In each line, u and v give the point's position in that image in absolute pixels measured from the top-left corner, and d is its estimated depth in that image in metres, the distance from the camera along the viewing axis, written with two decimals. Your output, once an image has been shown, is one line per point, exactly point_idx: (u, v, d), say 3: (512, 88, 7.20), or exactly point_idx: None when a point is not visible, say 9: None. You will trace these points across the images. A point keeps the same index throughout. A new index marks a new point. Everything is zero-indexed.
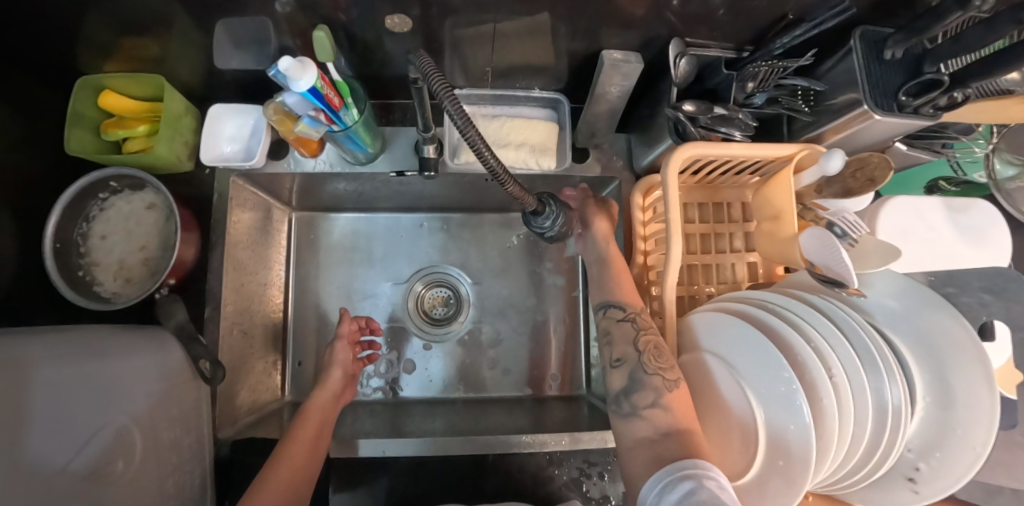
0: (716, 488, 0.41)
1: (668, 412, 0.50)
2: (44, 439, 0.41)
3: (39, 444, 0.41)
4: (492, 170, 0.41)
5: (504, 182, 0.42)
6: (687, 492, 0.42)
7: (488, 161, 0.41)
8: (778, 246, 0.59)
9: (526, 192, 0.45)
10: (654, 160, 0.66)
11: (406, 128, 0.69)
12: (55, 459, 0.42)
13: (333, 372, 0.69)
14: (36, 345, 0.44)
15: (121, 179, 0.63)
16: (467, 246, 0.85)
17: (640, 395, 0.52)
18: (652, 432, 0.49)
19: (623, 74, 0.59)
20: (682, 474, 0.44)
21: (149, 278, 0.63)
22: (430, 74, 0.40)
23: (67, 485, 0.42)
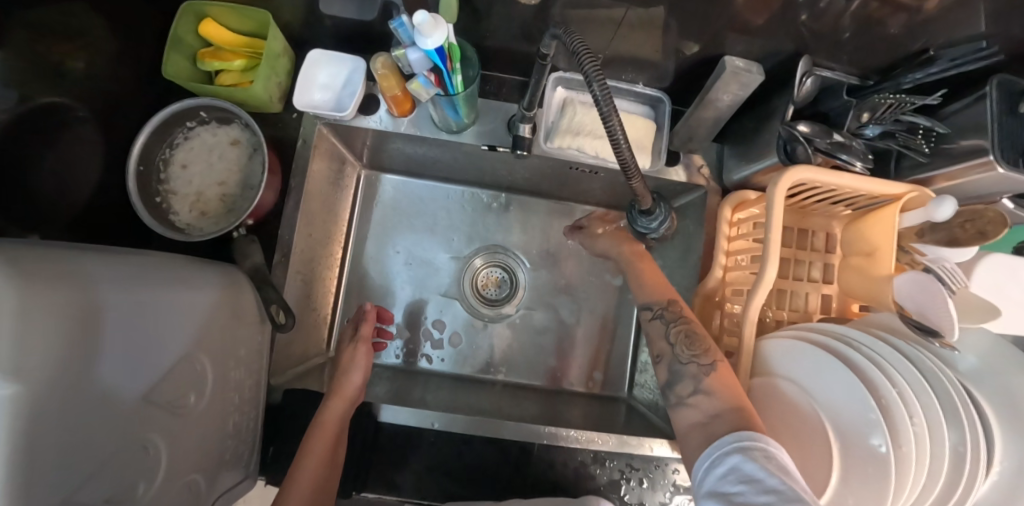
0: (764, 460, 0.40)
1: (711, 396, 0.49)
2: (134, 363, 0.39)
3: (129, 368, 0.38)
4: (624, 165, 0.41)
5: (633, 177, 0.42)
6: (732, 466, 0.41)
7: (624, 155, 0.40)
8: (867, 284, 0.58)
9: (646, 190, 0.44)
10: (747, 177, 0.64)
11: (504, 104, 0.68)
12: (140, 386, 0.39)
13: (351, 377, 0.63)
14: (137, 265, 0.43)
15: (211, 111, 0.62)
16: (530, 231, 0.84)
17: (681, 385, 0.53)
18: (701, 416, 0.48)
19: (741, 83, 0.56)
20: (728, 448, 0.42)
21: (224, 214, 0.62)
22: (581, 50, 0.39)
23: (151, 416, 0.40)
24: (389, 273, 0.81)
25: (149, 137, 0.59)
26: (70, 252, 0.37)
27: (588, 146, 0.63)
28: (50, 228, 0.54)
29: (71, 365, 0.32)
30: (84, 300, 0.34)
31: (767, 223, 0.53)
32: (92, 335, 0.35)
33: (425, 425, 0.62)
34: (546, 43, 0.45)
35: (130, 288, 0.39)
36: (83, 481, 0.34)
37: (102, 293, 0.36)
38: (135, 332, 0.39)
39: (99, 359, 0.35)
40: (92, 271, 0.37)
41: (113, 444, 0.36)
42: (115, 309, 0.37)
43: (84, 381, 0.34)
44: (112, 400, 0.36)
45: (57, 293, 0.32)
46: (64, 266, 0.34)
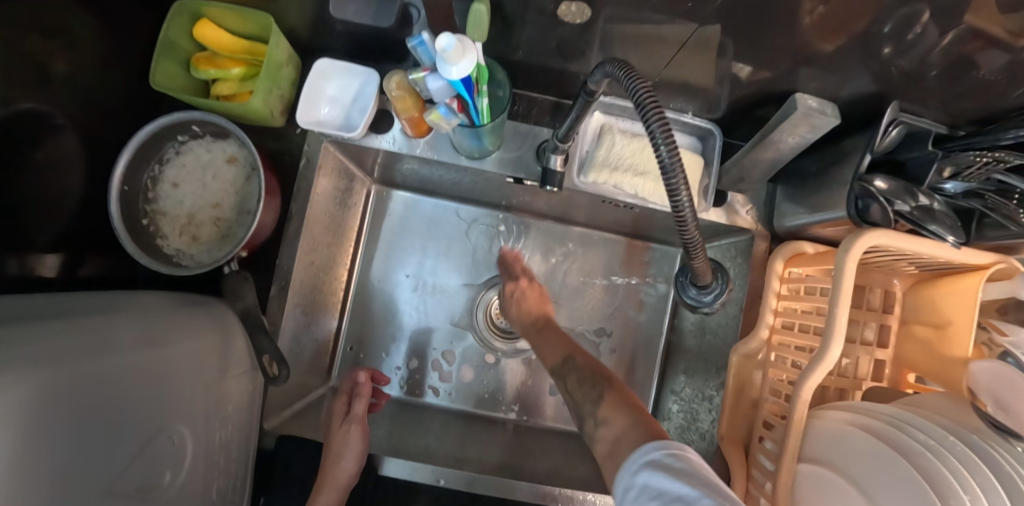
0: (672, 465, 0.34)
1: (613, 421, 0.43)
2: (98, 451, 0.33)
3: (95, 458, 0.33)
4: (688, 243, 0.36)
5: (696, 255, 0.37)
6: (642, 484, 0.34)
7: (691, 236, 0.35)
8: (933, 360, 0.52)
9: (708, 268, 0.39)
10: (803, 226, 0.57)
11: (534, 128, 0.60)
12: (106, 476, 0.34)
13: (342, 464, 0.54)
14: (112, 324, 0.37)
15: (205, 124, 0.56)
16: (551, 259, 0.77)
17: (586, 423, 0.46)
18: (610, 441, 0.42)
19: (811, 126, 0.49)
20: (637, 465, 0.36)
21: (217, 240, 0.56)
22: (646, 102, 0.32)
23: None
24: (397, 299, 0.75)
25: (134, 153, 0.52)
26: (20, 323, 0.31)
27: (628, 184, 0.56)
28: (27, 252, 0.47)
29: (23, 475, 0.27)
30: (39, 391, 0.29)
31: (833, 293, 0.47)
32: (50, 430, 0.29)
33: (429, 481, 0.56)
34: (593, 79, 0.38)
35: (97, 362, 0.33)
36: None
37: (64, 375, 0.31)
38: (98, 415, 0.33)
39: (60, 454, 0.30)
40: (54, 346, 0.31)
41: None
42: (77, 392, 0.31)
43: (44, 472, 0.28)
44: (76, 501, 0.31)
45: (3, 388, 0.26)
46: (16, 347, 0.29)
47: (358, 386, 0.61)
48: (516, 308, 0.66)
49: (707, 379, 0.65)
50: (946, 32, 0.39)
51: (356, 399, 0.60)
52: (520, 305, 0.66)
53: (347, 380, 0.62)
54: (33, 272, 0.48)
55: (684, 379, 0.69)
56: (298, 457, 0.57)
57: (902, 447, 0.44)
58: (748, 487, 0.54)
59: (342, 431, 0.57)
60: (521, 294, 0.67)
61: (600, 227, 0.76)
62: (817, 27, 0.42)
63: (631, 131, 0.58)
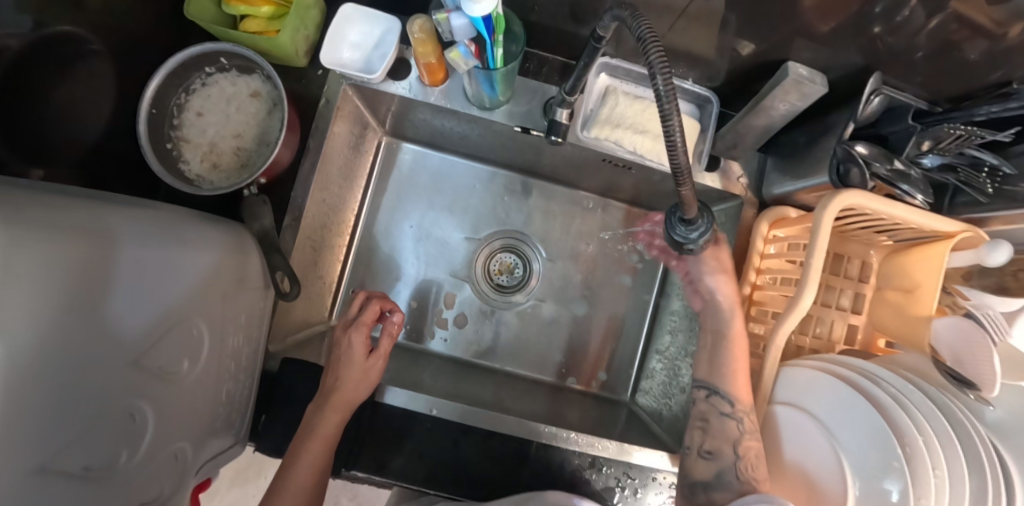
0: None
1: None
2: (123, 323, 0.36)
3: (118, 328, 0.35)
4: (676, 167, 0.39)
5: (683, 182, 0.40)
6: None
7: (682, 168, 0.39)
8: (900, 321, 0.56)
9: (695, 198, 0.43)
10: (790, 193, 0.61)
11: (543, 86, 0.63)
12: (131, 350, 0.37)
13: (361, 390, 0.57)
14: (134, 219, 0.39)
15: (232, 58, 0.59)
16: (551, 221, 0.81)
17: (719, 493, 0.51)
18: None
19: (802, 93, 0.52)
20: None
21: (237, 169, 0.59)
22: (647, 35, 0.35)
23: (133, 380, 0.37)
24: (401, 247, 0.79)
25: (164, 79, 0.55)
26: (46, 196, 0.33)
27: (628, 140, 0.60)
28: (52, 166, 0.51)
29: (51, 322, 0.30)
30: (68, 254, 0.31)
31: (810, 247, 0.50)
32: (73, 289, 0.32)
33: (422, 410, 0.60)
34: (602, 24, 0.41)
35: (121, 243, 0.36)
36: (61, 446, 0.31)
37: (89, 246, 0.33)
38: (122, 291, 0.36)
39: (81, 318, 0.32)
40: (83, 220, 0.34)
41: (95, 404, 0.34)
42: (100, 268, 0.34)
43: (69, 332, 0.31)
44: (98, 360, 0.34)
45: (36, 243, 0.29)
46: (44, 212, 0.31)
47: (389, 323, 0.61)
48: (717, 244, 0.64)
49: (690, 338, 0.68)
50: (920, 11, 0.44)
51: (383, 336, 0.60)
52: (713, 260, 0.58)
53: (374, 309, 0.60)
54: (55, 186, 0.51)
55: (669, 338, 0.73)
56: (299, 381, 0.59)
57: (874, 399, 0.47)
58: None
59: (366, 364, 0.58)
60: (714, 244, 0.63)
61: (599, 192, 0.80)
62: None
63: (635, 94, 0.61)
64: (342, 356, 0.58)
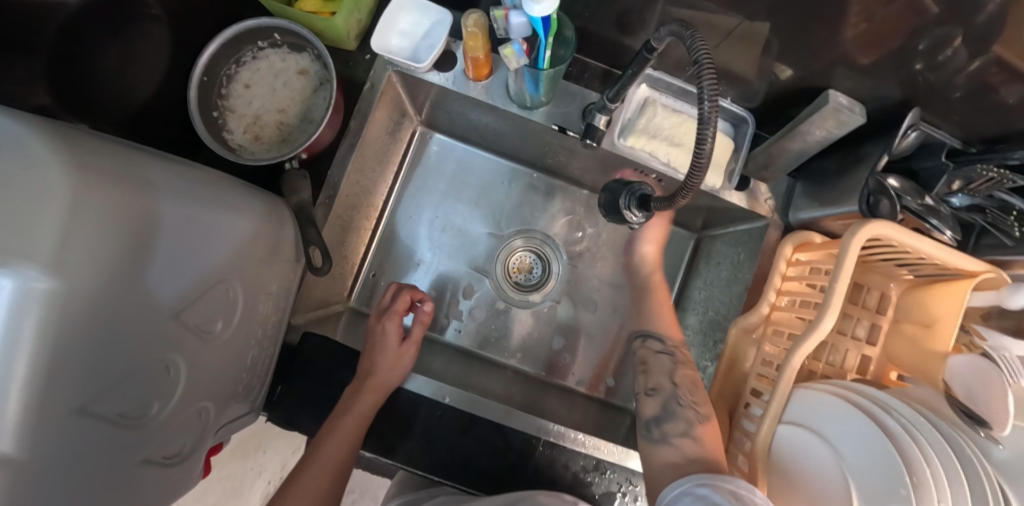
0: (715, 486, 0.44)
1: (697, 443, 0.52)
2: (170, 277, 0.37)
3: (166, 282, 0.36)
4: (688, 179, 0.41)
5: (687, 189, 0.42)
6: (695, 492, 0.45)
7: (700, 175, 0.40)
8: (915, 354, 0.56)
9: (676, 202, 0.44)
10: (817, 219, 0.62)
11: (584, 90, 0.64)
12: (173, 303, 0.37)
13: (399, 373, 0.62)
14: (188, 178, 0.41)
15: (285, 35, 0.60)
16: (574, 225, 0.82)
17: (670, 424, 0.54)
18: (680, 458, 0.51)
19: (839, 121, 0.53)
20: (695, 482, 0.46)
21: (278, 143, 0.60)
22: (704, 61, 0.36)
23: (174, 333, 0.38)
24: (424, 235, 0.80)
25: (217, 49, 0.57)
26: (113, 146, 0.35)
27: (662, 152, 0.61)
28: (96, 122, 0.54)
29: (106, 266, 0.30)
30: (130, 203, 0.32)
31: (835, 272, 0.51)
32: (133, 236, 0.33)
33: (436, 397, 0.62)
34: (656, 38, 0.42)
35: (175, 198, 0.37)
36: (103, 388, 0.32)
37: (146, 197, 0.34)
38: (172, 252, 0.37)
39: (134, 268, 0.33)
40: (141, 173, 0.35)
41: (137, 355, 0.35)
42: (156, 219, 0.35)
43: (124, 278, 0.32)
44: (144, 310, 0.35)
45: (102, 190, 0.30)
46: (110, 160, 0.32)
47: (420, 310, 0.66)
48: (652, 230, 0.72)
49: (704, 353, 0.69)
50: (962, 50, 0.45)
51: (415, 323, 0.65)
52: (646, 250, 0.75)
53: (406, 299, 0.65)
54: None
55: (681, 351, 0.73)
56: (317, 356, 0.60)
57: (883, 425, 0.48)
58: (727, 447, 0.58)
59: (400, 350, 0.63)
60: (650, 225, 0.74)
61: None
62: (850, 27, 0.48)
63: (674, 107, 0.62)
64: (377, 342, 0.63)
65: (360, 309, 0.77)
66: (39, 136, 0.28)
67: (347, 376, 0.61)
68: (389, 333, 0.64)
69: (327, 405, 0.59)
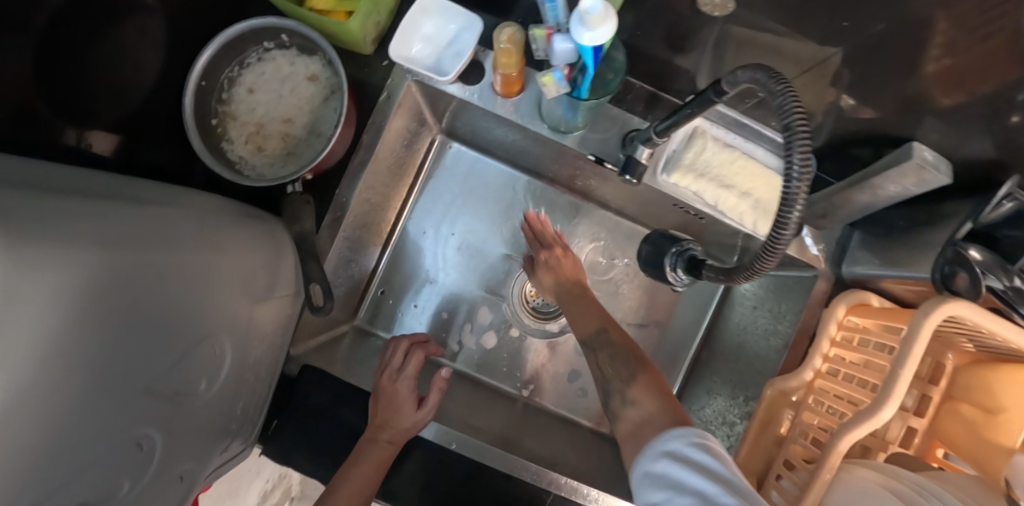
0: (692, 457, 0.36)
1: (640, 407, 0.46)
2: (145, 346, 0.32)
3: (140, 355, 0.32)
4: (762, 251, 0.35)
5: (763, 261, 0.35)
6: (659, 470, 0.37)
7: (773, 258, 0.34)
8: (970, 439, 0.51)
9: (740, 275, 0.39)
10: (875, 277, 0.56)
11: (626, 114, 0.56)
12: (148, 374, 0.33)
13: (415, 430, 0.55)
14: (169, 223, 0.35)
15: (293, 36, 0.54)
16: (600, 249, 0.75)
17: (617, 410, 0.48)
18: (637, 421, 0.45)
19: (919, 179, 0.46)
20: (658, 452, 0.39)
21: (283, 157, 0.54)
22: (797, 127, 0.30)
23: (147, 407, 0.34)
24: (437, 251, 0.74)
25: (218, 50, 0.51)
26: (82, 198, 0.29)
27: (709, 194, 0.54)
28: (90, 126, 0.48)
29: (67, 356, 0.26)
30: (98, 275, 0.27)
31: (902, 354, 0.45)
32: (98, 315, 0.28)
33: (443, 443, 0.56)
34: (728, 80, 0.35)
35: (155, 256, 0.32)
36: (62, 486, 0.28)
37: (120, 263, 0.29)
38: (151, 314, 0.32)
39: (103, 350, 0.29)
40: (117, 230, 0.30)
41: (104, 440, 0.31)
42: (130, 287, 0.30)
43: (90, 365, 0.28)
44: (113, 390, 0.30)
45: (63, 270, 0.25)
46: (79, 222, 0.27)
47: (437, 375, 0.58)
48: (548, 275, 0.66)
49: (732, 406, 0.63)
50: None
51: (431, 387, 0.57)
52: (553, 272, 0.65)
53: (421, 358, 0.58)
54: (89, 147, 0.47)
55: (706, 399, 0.68)
56: (318, 391, 0.56)
57: None
58: None
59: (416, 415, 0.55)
60: (542, 268, 0.67)
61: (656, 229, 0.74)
62: (956, 76, 0.40)
63: (726, 142, 0.55)
64: (387, 404, 0.55)
65: (366, 327, 0.73)
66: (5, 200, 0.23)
67: (347, 413, 0.57)
68: (398, 389, 0.56)
69: (325, 445, 0.56)
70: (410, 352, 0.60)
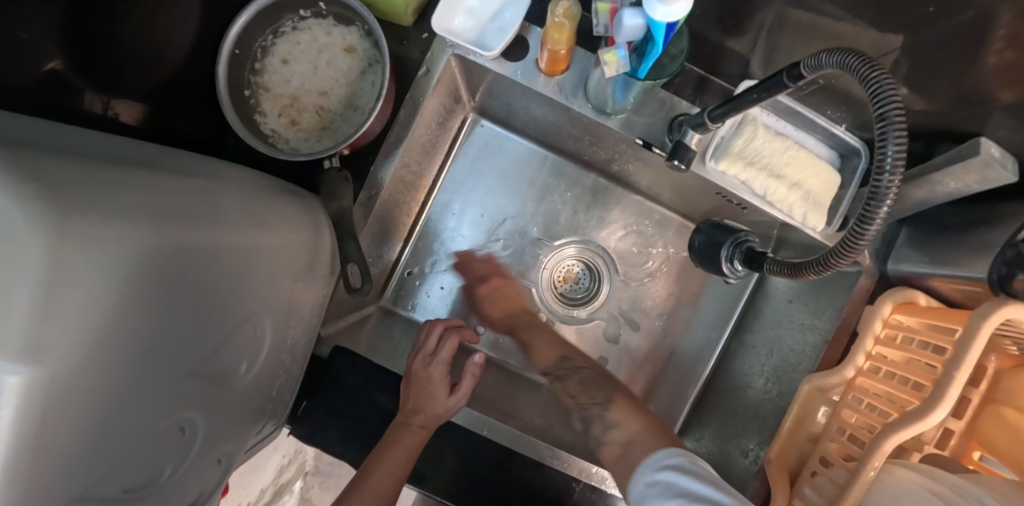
0: (687, 471, 0.43)
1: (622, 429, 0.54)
2: (191, 328, 0.31)
3: (186, 336, 0.31)
4: (835, 251, 0.35)
5: (829, 263, 0.36)
6: (662, 479, 0.44)
7: (849, 259, 0.34)
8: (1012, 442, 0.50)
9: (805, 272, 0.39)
10: (922, 275, 0.54)
11: (674, 98, 0.54)
12: (193, 355, 0.32)
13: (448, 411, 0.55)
14: (212, 198, 0.34)
15: (331, 4, 0.51)
16: (631, 236, 0.74)
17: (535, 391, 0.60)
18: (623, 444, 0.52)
19: (984, 176, 0.44)
20: (662, 466, 0.46)
21: (318, 131, 0.52)
22: (892, 118, 0.29)
23: (192, 390, 0.33)
24: (465, 234, 0.73)
25: (253, 17, 0.48)
26: (129, 169, 0.28)
27: (759, 183, 0.52)
28: (121, 95, 0.46)
29: (117, 338, 0.25)
30: (145, 251, 0.26)
31: (956, 356, 0.44)
32: (146, 293, 0.26)
33: (475, 426, 0.58)
34: (809, 65, 0.33)
35: (198, 233, 0.31)
36: (110, 471, 0.27)
37: (163, 239, 0.28)
38: (198, 294, 0.31)
39: (152, 331, 0.27)
40: (162, 204, 0.28)
41: (151, 424, 0.30)
42: (176, 265, 0.29)
43: (138, 345, 0.26)
44: (159, 373, 0.29)
45: (108, 244, 0.24)
46: (117, 192, 0.26)
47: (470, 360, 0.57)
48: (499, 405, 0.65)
49: (765, 400, 0.62)
50: None
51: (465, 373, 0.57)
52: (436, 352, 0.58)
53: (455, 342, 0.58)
54: (116, 116, 0.46)
55: (736, 392, 0.67)
56: (349, 371, 0.55)
57: None
58: None
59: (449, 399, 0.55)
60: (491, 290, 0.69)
61: (690, 218, 0.72)
62: None
63: (776, 130, 0.53)
64: (421, 387, 0.55)
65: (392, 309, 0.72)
66: (35, 167, 0.21)
67: (378, 395, 0.56)
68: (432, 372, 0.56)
69: (356, 427, 0.55)
70: (444, 335, 0.60)
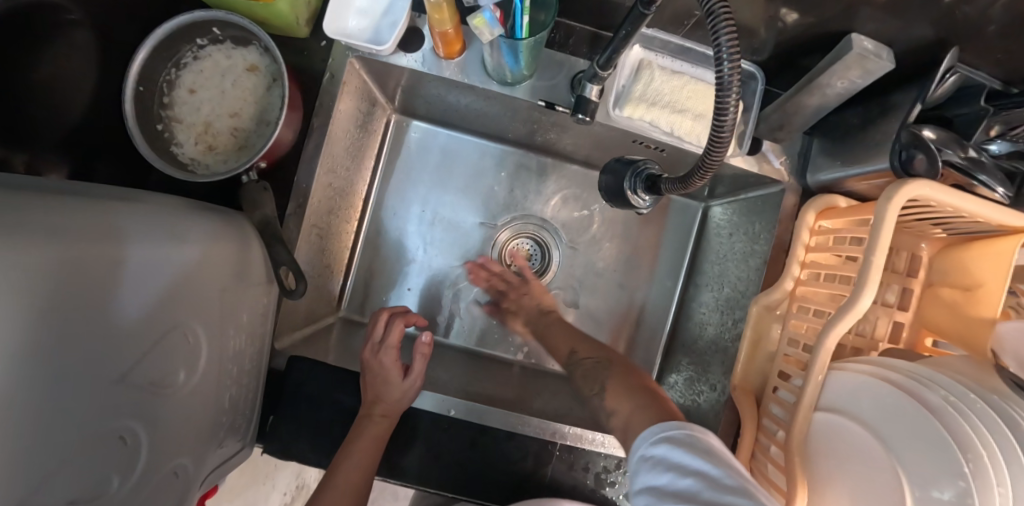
0: (694, 444, 0.37)
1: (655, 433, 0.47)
2: (116, 334, 0.32)
3: (113, 344, 0.32)
4: (706, 151, 0.35)
5: (706, 168, 0.36)
6: (659, 454, 0.38)
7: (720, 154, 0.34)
8: (955, 321, 0.51)
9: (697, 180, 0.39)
10: (835, 180, 0.56)
11: (570, 59, 0.57)
12: (120, 363, 0.33)
13: (401, 394, 0.56)
14: (114, 209, 0.34)
15: (225, 28, 0.53)
16: (570, 204, 0.76)
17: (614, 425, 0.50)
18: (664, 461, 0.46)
19: (864, 70, 0.46)
20: (662, 438, 0.39)
21: (235, 152, 0.54)
22: (718, 11, 0.29)
23: (122, 399, 0.33)
24: (411, 233, 0.74)
25: (152, 52, 0.49)
26: (26, 189, 0.29)
27: (664, 120, 0.54)
28: (37, 150, 0.48)
29: (41, 346, 0.26)
30: (61, 261, 0.27)
31: (870, 241, 0.45)
32: (64, 300, 0.27)
33: (442, 411, 0.57)
34: None
35: (114, 244, 0.31)
36: (51, 479, 0.28)
37: (81, 251, 0.29)
38: (119, 299, 0.32)
39: (74, 339, 0.28)
40: (66, 218, 0.29)
41: (85, 432, 0.30)
42: (97, 275, 0.30)
43: (62, 354, 0.27)
44: (85, 382, 0.30)
45: (30, 251, 0.25)
46: (20, 210, 0.26)
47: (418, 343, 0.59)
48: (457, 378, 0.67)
49: (722, 332, 0.64)
50: None
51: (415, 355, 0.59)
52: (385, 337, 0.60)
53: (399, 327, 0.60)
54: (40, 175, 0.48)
55: (697, 332, 0.69)
56: (311, 379, 0.56)
57: (925, 402, 0.43)
58: (758, 435, 0.54)
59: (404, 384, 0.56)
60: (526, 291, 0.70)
61: None
62: None
63: (672, 69, 0.55)
64: (376, 376, 0.57)
65: (352, 318, 0.73)
66: None
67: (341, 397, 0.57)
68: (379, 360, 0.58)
69: (325, 431, 0.56)
70: (391, 322, 0.62)
